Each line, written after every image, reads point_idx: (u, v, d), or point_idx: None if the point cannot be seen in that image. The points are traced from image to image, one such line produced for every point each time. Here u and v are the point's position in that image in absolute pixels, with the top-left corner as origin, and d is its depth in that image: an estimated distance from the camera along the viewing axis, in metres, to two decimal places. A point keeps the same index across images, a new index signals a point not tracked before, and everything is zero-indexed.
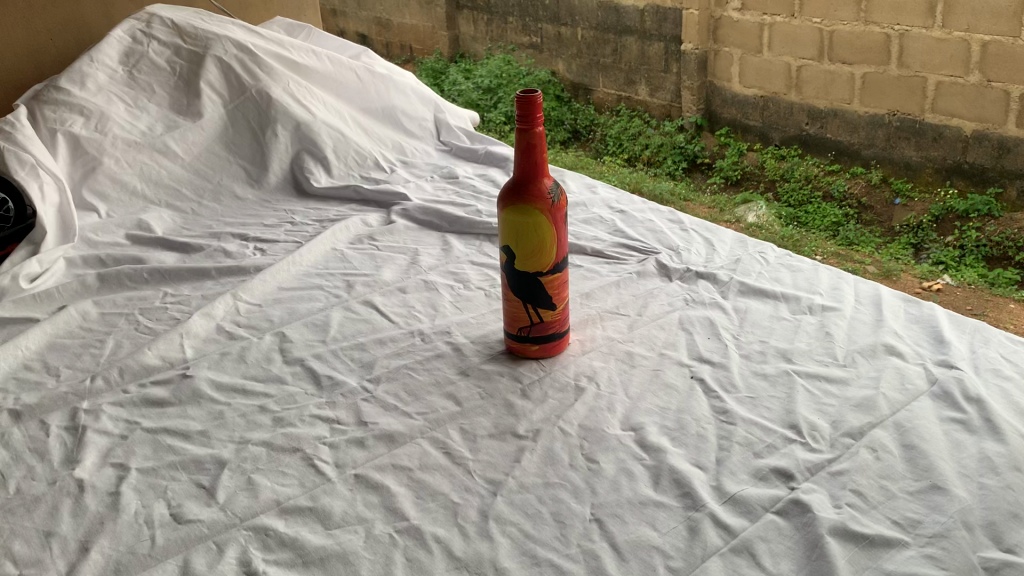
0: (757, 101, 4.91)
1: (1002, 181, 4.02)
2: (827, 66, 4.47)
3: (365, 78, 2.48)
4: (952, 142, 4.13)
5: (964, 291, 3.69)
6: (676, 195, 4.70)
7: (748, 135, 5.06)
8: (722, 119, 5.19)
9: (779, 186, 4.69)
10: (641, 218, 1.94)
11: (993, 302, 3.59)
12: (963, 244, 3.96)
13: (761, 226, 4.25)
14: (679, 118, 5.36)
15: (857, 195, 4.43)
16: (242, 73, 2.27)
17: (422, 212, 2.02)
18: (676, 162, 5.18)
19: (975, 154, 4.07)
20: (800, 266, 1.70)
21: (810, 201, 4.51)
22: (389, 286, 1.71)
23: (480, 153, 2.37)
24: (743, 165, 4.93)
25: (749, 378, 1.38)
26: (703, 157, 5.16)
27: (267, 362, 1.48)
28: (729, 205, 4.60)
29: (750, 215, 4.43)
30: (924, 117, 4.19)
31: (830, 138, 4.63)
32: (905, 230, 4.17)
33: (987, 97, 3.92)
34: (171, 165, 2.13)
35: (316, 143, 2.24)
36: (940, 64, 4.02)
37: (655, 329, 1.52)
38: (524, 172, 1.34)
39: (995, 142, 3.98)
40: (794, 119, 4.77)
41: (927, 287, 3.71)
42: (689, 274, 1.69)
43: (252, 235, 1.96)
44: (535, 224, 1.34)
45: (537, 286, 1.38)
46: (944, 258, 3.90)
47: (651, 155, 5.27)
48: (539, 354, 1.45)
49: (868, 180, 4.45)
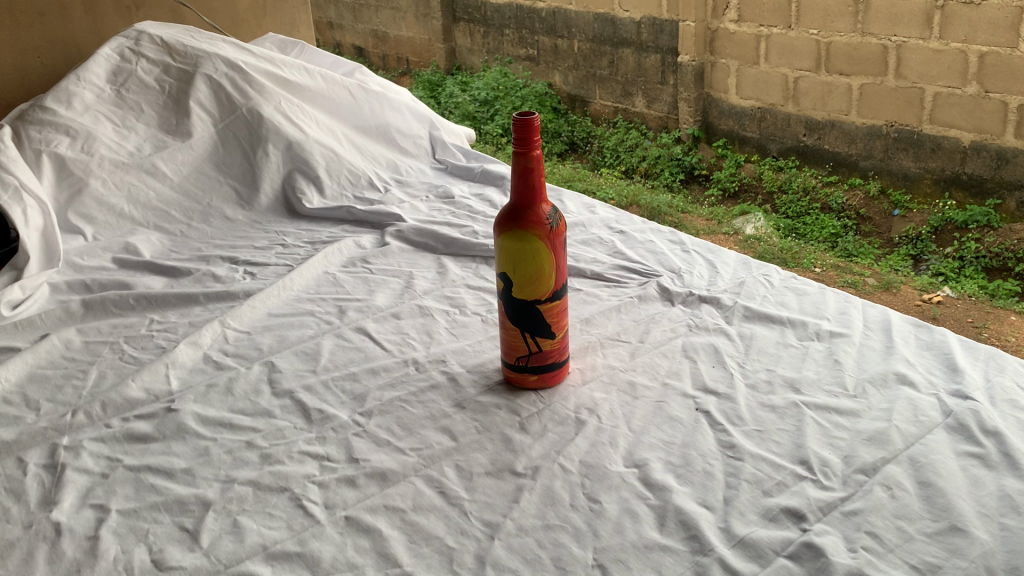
0: (755, 113, 4.87)
1: (1001, 193, 3.99)
2: (824, 78, 4.44)
3: (358, 96, 2.43)
4: (950, 153, 4.10)
5: (964, 303, 3.63)
6: (674, 208, 4.65)
7: (746, 147, 5.02)
8: (719, 131, 5.15)
9: (778, 198, 4.64)
10: (642, 239, 1.89)
11: (994, 314, 3.54)
12: (962, 255, 3.91)
13: (759, 238, 4.21)
14: (676, 130, 5.32)
15: (856, 207, 4.39)
16: (233, 91, 2.22)
17: (417, 233, 1.97)
18: (673, 174, 5.13)
19: (973, 165, 4.03)
20: (806, 289, 1.65)
21: (808, 213, 4.46)
22: (382, 311, 1.66)
23: (476, 171, 2.32)
24: (740, 177, 4.90)
25: (756, 410, 1.32)
26: (700, 168, 5.11)
27: (255, 394, 1.43)
28: (726, 217, 4.56)
29: (748, 227, 4.38)
30: (921, 128, 4.16)
31: (828, 150, 4.59)
32: (903, 242, 4.11)
33: (985, 108, 3.89)
34: (160, 186, 2.08)
35: (308, 162, 2.19)
36: (937, 75, 3.99)
37: (657, 357, 1.47)
38: (521, 197, 1.29)
39: (994, 153, 3.94)
40: (791, 130, 4.73)
41: (927, 299, 3.64)
42: (692, 298, 1.64)
43: (242, 258, 1.91)
44: (533, 251, 1.29)
45: (535, 314, 1.33)
46: (944, 269, 3.86)
47: (648, 166, 5.22)
48: (538, 385, 1.39)
49: (867, 192, 4.42)
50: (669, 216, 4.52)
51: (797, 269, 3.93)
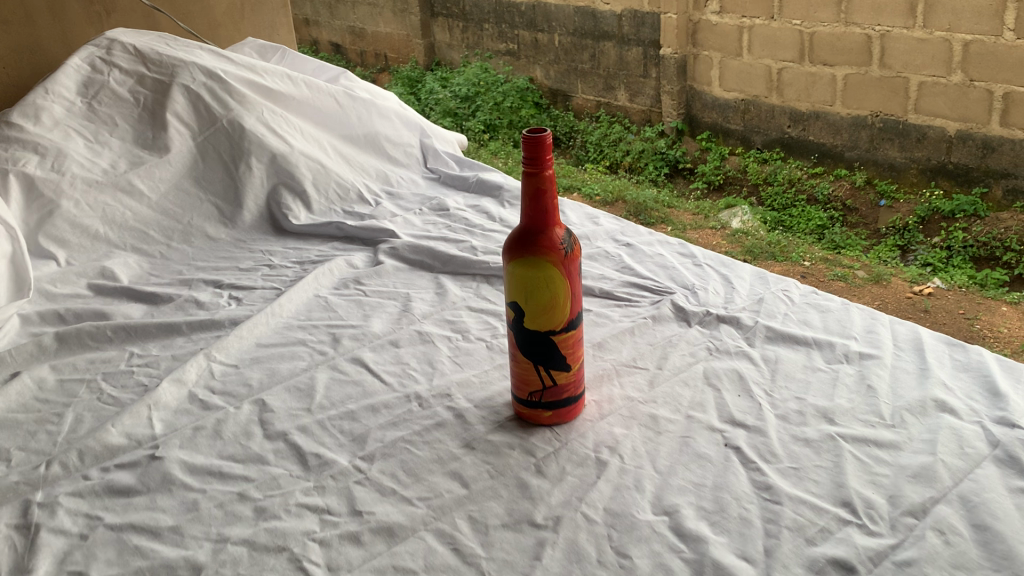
0: (739, 105, 4.79)
1: (987, 180, 3.91)
2: (808, 68, 4.36)
3: (345, 103, 2.32)
4: (935, 143, 4.02)
5: (955, 294, 3.56)
6: (660, 202, 4.52)
7: (729, 140, 4.94)
8: (703, 123, 5.07)
9: (764, 190, 4.56)
10: (650, 252, 1.80)
11: (985, 306, 3.46)
12: (950, 245, 3.83)
13: (747, 232, 4.11)
14: (659, 123, 5.22)
15: (842, 198, 4.31)
16: (212, 101, 2.10)
17: (412, 250, 1.86)
18: (657, 168, 5.01)
19: (959, 155, 3.95)
20: (829, 306, 1.56)
21: (794, 205, 4.37)
22: (379, 338, 1.55)
23: (471, 181, 2.21)
24: (725, 169, 4.80)
25: (789, 445, 1.23)
26: (685, 162, 5.00)
27: (246, 437, 1.32)
28: (712, 210, 4.45)
29: (735, 221, 4.29)
30: (906, 118, 4.08)
31: (813, 141, 4.52)
32: (890, 233, 4.04)
33: (970, 97, 3.81)
34: (136, 205, 1.96)
35: (294, 176, 2.08)
36: (922, 64, 3.91)
37: (677, 385, 1.37)
38: (532, 221, 1.19)
39: (979, 142, 3.87)
40: (776, 121, 4.65)
41: (918, 291, 3.56)
42: (709, 318, 1.54)
43: (226, 281, 1.79)
44: (547, 279, 1.19)
45: (549, 347, 1.23)
46: (932, 260, 3.79)
47: (632, 161, 5.10)
48: (552, 422, 1.29)
49: (853, 183, 4.33)
50: (655, 211, 4.38)
51: (787, 262, 3.86)
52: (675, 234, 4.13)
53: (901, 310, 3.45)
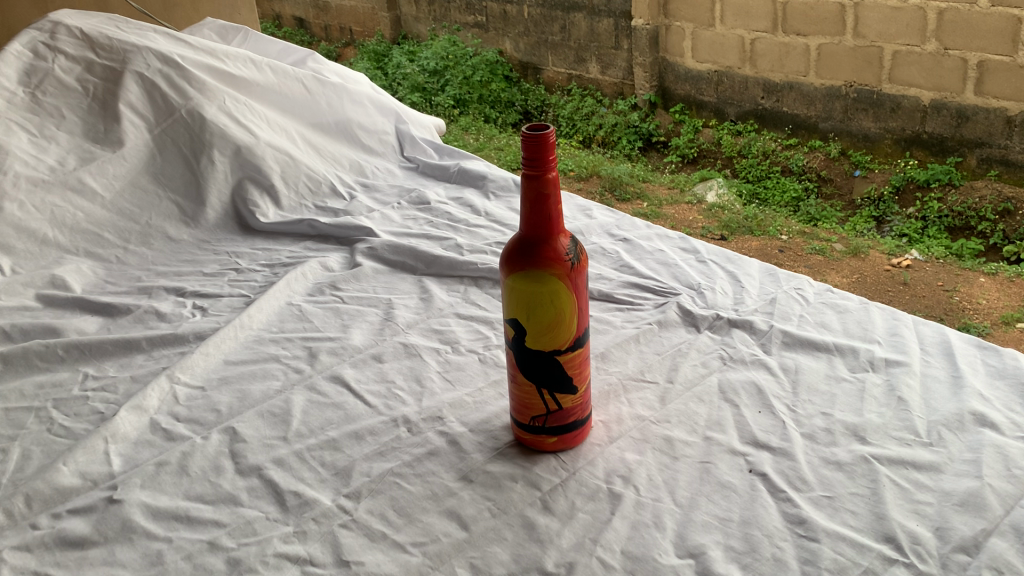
0: (712, 77, 4.64)
1: (961, 150, 3.84)
2: (781, 39, 4.23)
3: (313, 89, 2.17)
4: (910, 113, 3.93)
5: (933, 266, 3.47)
6: (635, 177, 4.33)
7: (703, 112, 4.79)
8: (676, 96, 4.91)
9: (737, 162, 4.47)
10: (650, 248, 1.67)
11: (963, 277, 3.37)
12: (925, 216, 3.77)
13: (724, 206, 3.99)
14: (631, 96, 5.07)
15: (817, 169, 4.21)
16: (169, 90, 1.93)
17: (392, 251, 1.72)
18: (631, 142, 4.90)
19: (933, 125, 3.87)
20: (846, 305, 1.45)
21: (767, 177, 4.31)
22: (360, 353, 1.42)
23: (452, 170, 2.08)
24: (698, 143, 4.71)
25: (820, 470, 1.12)
26: (658, 135, 4.91)
27: (216, 474, 1.18)
28: (687, 184, 4.31)
29: (710, 195, 4.16)
30: (880, 88, 3.97)
31: (787, 112, 4.40)
32: (865, 204, 3.96)
33: (945, 66, 3.71)
34: (89, 205, 1.78)
35: (260, 169, 1.93)
36: (896, 33, 3.79)
37: (691, 402, 1.25)
38: (533, 229, 1.06)
39: (954, 112, 3.78)
40: (750, 93, 4.52)
41: (896, 263, 3.46)
42: (720, 322, 1.42)
43: (190, 289, 1.64)
44: (551, 293, 1.06)
45: (555, 368, 1.10)
46: (907, 230, 3.71)
47: (605, 135, 4.97)
48: (557, 448, 1.16)
49: (827, 153, 4.23)
50: (630, 186, 4.19)
51: (763, 237, 3.72)
52: (651, 209, 3.96)
53: (880, 283, 3.34)
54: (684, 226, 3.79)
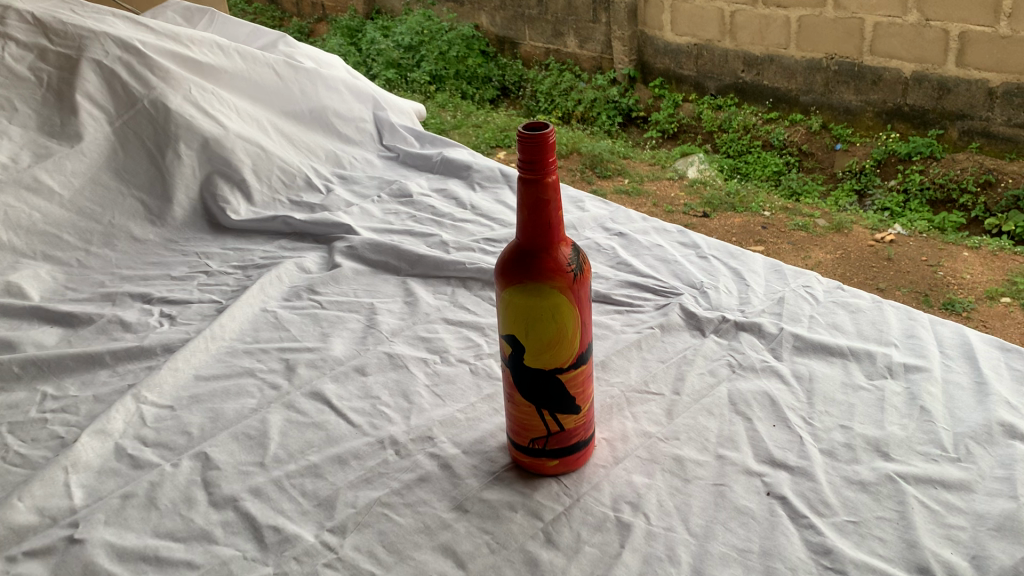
0: (691, 50, 4.52)
1: (943, 122, 3.74)
2: (761, 11, 4.12)
3: (285, 74, 2.05)
4: (891, 85, 3.83)
5: (916, 240, 3.33)
6: (615, 153, 4.08)
7: (683, 86, 4.67)
8: (655, 70, 4.77)
9: (718, 137, 4.36)
10: (647, 244, 1.58)
11: (947, 252, 3.24)
12: (907, 189, 3.68)
13: (706, 182, 3.83)
14: (610, 70, 4.93)
15: (798, 143, 4.12)
16: (130, 79, 1.81)
17: (373, 250, 1.62)
18: (610, 117, 4.75)
19: (915, 96, 3.77)
20: (858, 305, 1.37)
21: (748, 152, 4.20)
22: (341, 365, 1.32)
23: (435, 160, 1.98)
24: (678, 117, 4.58)
25: (843, 491, 1.04)
26: (638, 110, 4.77)
27: (188, 507, 1.08)
28: (667, 160, 4.14)
29: (691, 170, 3.99)
30: (862, 60, 3.87)
31: (768, 86, 4.28)
32: (847, 177, 3.88)
33: (926, 37, 3.61)
34: (46, 205, 1.66)
35: (230, 163, 1.82)
36: (877, 4, 3.69)
37: (700, 415, 1.16)
38: (532, 237, 0.96)
39: (935, 83, 3.69)
40: (729, 66, 4.40)
41: (880, 239, 3.32)
42: (726, 326, 1.33)
43: (157, 295, 1.53)
44: (552, 308, 0.96)
45: (556, 387, 1.01)
46: (889, 204, 3.63)
47: (584, 111, 4.82)
48: (559, 471, 1.08)
49: (808, 127, 4.12)
50: (610, 163, 3.93)
51: (746, 213, 3.57)
52: (632, 186, 3.75)
53: (863, 257, 3.20)
54: (666, 204, 3.59)
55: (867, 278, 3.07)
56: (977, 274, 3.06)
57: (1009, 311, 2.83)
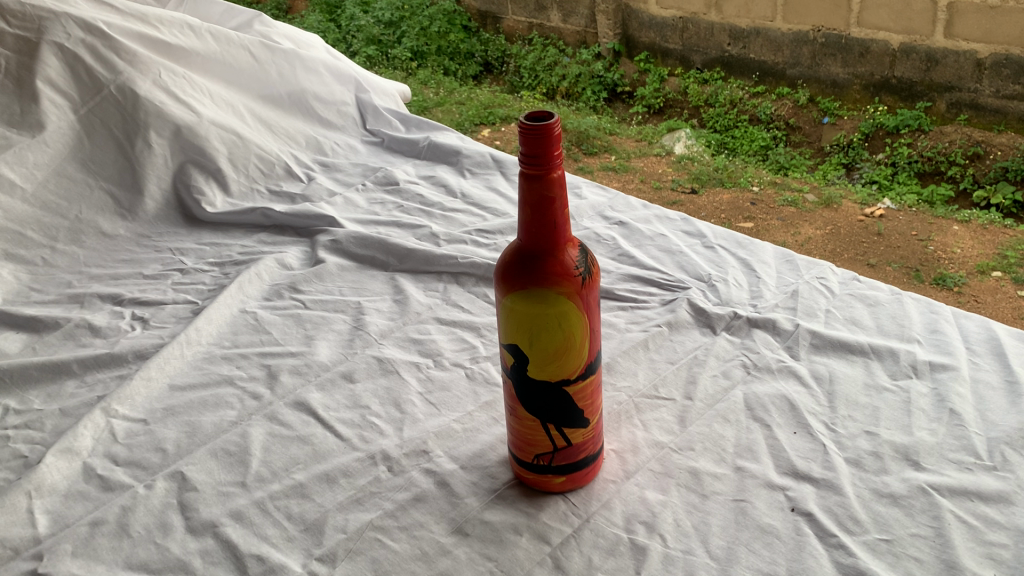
0: (676, 23, 4.38)
1: (930, 94, 3.65)
2: None
3: (261, 56, 1.93)
4: (878, 57, 3.72)
5: (906, 214, 3.21)
6: (601, 129, 3.82)
7: (669, 60, 4.52)
8: (640, 44, 4.62)
9: (704, 112, 4.21)
10: (650, 233, 1.50)
11: (937, 226, 3.11)
12: (895, 162, 3.57)
13: (693, 157, 3.61)
14: (595, 44, 4.79)
15: (785, 117, 3.98)
16: (95, 63, 1.68)
17: (359, 243, 1.52)
18: (595, 93, 4.59)
19: (902, 69, 3.68)
20: (876, 297, 1.29)
21: (736, 126, 4.05)
22: (327, 371, 1.22)
23: (422, 145, 1.90)
24: (664, 91, 4.40)
25: (872, 506, 0.96)
26: (623, 85, 4.61)
27: (163, 534, 0.99)
28: (654, 136, 3.92)
29: (679, 147, 3.78)
30: (849, 32, 3.77)
31: (754, 59, 4.16)
32: (834, 151, 3.78)
33: (914, 7, 3.52)
34: (6, 201, 1.55)
35: (204, 152, 1.72)
36: None
37: (716, 423, 1.08)
38: (537, 238, 0.87)
39: (923, 55, 3.60)
40: (715, 39, 4.27)
41: (870, 213, 3.19)
42: (738, 323, 1.25)
43: (128, 295, 1.43)
44: (559, 315, 0.88)
45: (563, 400, 0.93)
46: (877, 177, 3.53)
47: (569, 86, 4.65)
48: (565, 488, 0.99)
49: (795, 101, 3.98)
50: (597, 140, 3.70)
51: (735, 189, 3.37)
52: (619, 163, 3.53)
53: (852, 232, 3.06)
54: (654, 181, 3.37)
55: (857, 254, 2.92)
56: (968, 247, 2.94)
57: (1000, 285, 2.72)
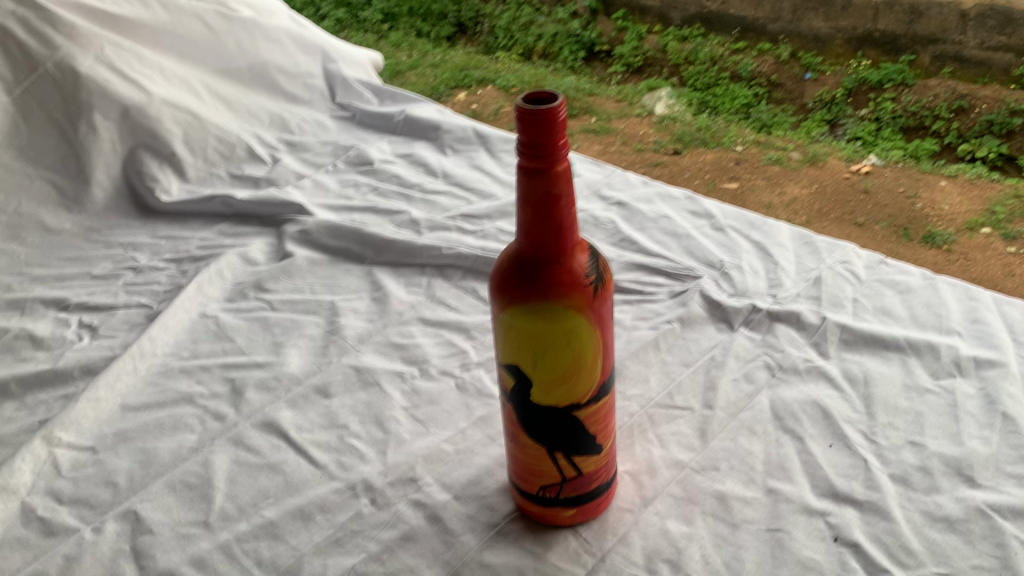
0: None
1: (914, 48, 3.48)
2: None
3: (217, 26, 1.76)
4: (861, 10, 3.60)
5: (892, 171, 2.94)
6: (579, 90, 3.61)
7: (647, 18, 4.31)
8: (618, 1, 4.40)
9: (684, 70, 3.92)
10: (653, 215, 1.38)
11: (924, 180, 2.85)
12: (879, 118, 3.33)
13: (675, 117, 3.37)
14: (571, 3, 4.53)
15: (766, 74, 3.75)
16: (29, 37, 1.50)
17: (331, 234, 1.38)
18: (572, 52, 4.31)
19: (885, 22, 3.54)
20: (908, 283, 1.17)
21: (717, 83, 3.78)
22: (299, 385, 1.09)
23: (397, 119, 1.75)
24: (644, 50, 4.12)
25: (925, 532, 0.84)
26: (601, 43, 4.30)
27: None
28: (635, 95, 3.64)
29: (659, 106, 3.52)
30: None
31: (734, 15, 3.99)
32: (817, 107, 3.52)
33: None
34: None
35: (157, 133, 1.56)
36: None
37: (741, 436, 0.96)
38: (539, 242, 0.72)
39: (907, 6, 3.47)
40: None
41: (856, 170, 2.93)
42: (758, 317, 1.13)
43: (75, 300, 1.28)
44: (567, 331, 0.74)
45: (572, 427, 0.79)
46: (861, 134, 3.26)
47: (545, 46, 4.35)
48: (574, 521, 0.87)
49: (777, 57, 3.78)
50: (576, 101, 3.50)
51: (719, 148, 3.10)
52: (599, 124, 3.29)
53: (837, 191, 2.81)
54: (635, 142, 3.14)
55: (843, 214, 2.67)
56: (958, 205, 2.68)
57: (990, 242, 2.48)
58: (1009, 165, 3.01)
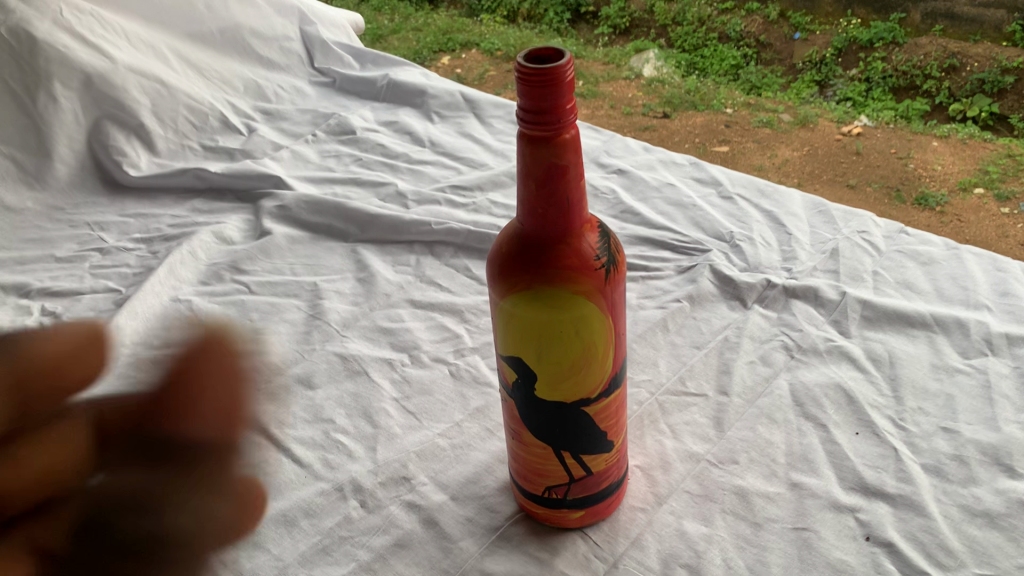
0: None
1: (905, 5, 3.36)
2: None
3: None
4: None
5: (883, 132, 2.84)
6: None
7: None
8: None
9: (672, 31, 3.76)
10: (656, 183, 1.30)
11: (916, 142, 2.75)
12: (868, 78, 3.18)
13: (663, 79, 3.26)
14: None
15: (755, 34, 3.62)
16: None
17: (312, 210, 1.29)
18: (557, 13, 4.13)
19: None
20: (930, 254, 1.10)
21: (704, 45, 3.64)
22: (280, 376, 1.01)
23: (380, 85, 1.66)
24: (630, 10, 3.94)
25: (964, 529, 0.77)
26: (586, 5, 4.09)
27: None
28: (623, 58, 3.51)
29: (647, 70, 3.39)
30: None
31: None
32: (806, 68, 3.38)
33: None
34: None
35: (122, 103, 1.46)
36: None
37: (760, 424, 0.89)
38: (542, 222, 0.64)
39: None
40: None
41: (847, 131, 2.83)
42: (772, 293, 1.05)
43: (36, 284, 1.19)
44: (576, 319, 0.66)
45: (581, 424, 0.72)
46: (851, 94, 3.13)
47: (531, 8, 4.20)
48: (584, 523, 0.80)
49: (765, 16, 3.63)
50: None
51: (708, 111, 3.00)
52: (586, 87, 3.18)
53: (829, 153, 2.72)
54: (623, 106, 3.04)
55: (835, 176, 2.59)
56: (952, 167, 2.58)
57: (984, 204, 2.41)
58: (1000, 124, 2.93)
